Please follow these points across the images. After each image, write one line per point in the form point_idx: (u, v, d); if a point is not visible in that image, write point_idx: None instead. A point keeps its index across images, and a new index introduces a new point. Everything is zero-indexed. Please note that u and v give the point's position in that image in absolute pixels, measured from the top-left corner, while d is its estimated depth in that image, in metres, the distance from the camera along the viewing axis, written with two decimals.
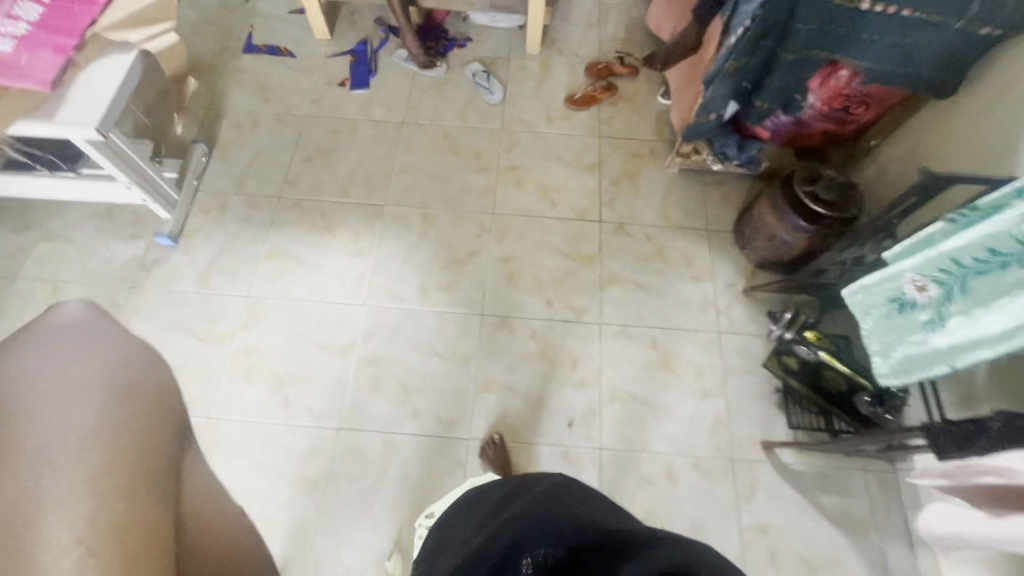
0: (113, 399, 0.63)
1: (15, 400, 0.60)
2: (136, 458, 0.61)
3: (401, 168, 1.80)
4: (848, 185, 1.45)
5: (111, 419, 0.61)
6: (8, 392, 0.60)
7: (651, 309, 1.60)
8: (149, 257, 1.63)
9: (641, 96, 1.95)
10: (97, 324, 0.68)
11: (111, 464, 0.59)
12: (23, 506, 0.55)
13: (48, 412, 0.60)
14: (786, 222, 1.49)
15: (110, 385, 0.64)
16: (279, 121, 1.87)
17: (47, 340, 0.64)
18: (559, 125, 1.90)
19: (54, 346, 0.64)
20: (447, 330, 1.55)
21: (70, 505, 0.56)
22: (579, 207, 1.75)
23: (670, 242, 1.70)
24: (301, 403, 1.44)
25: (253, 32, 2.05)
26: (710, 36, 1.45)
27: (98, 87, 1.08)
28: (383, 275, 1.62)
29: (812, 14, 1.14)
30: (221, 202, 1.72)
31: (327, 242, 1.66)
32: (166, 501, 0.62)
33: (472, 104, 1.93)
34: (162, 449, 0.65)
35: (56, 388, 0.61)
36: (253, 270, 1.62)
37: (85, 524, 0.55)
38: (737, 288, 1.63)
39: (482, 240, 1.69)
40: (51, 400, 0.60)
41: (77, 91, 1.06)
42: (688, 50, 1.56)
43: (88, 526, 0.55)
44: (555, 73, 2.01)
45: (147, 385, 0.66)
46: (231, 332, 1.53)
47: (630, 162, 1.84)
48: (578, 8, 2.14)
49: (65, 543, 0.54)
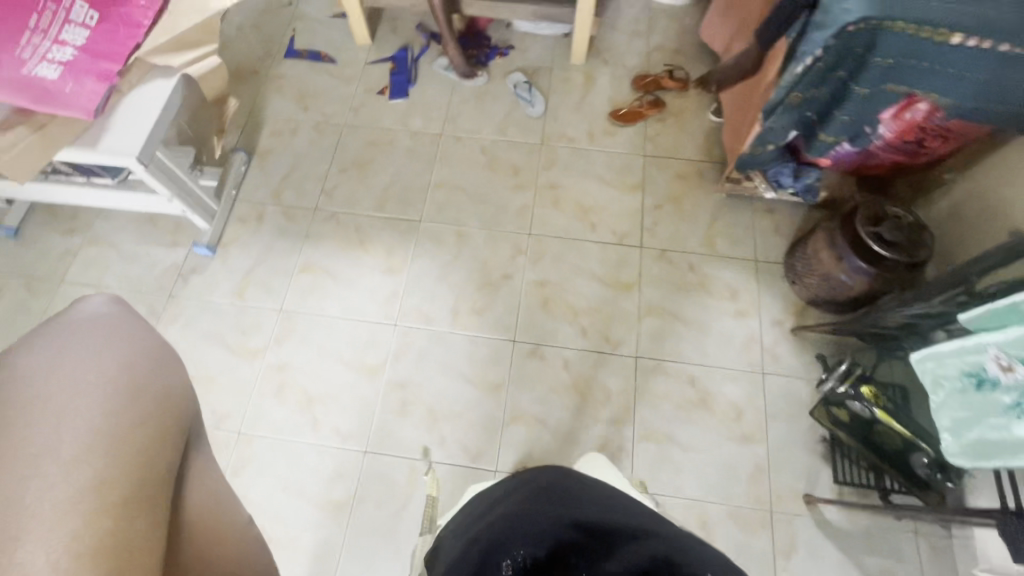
0: (120, 404, 0.66)
1: (25, 398, 0.63)
2: (135, 464, 0.64)
3: (437, 182, 1.76)
4: (917, 226, 1.33)
5: (113, 429, 0.64)
6: (16, 390, 0.64)
7: (691, 343, 1.53)
8: (187, 266, 1.64)
9: (690, 112, 1.86)
10: (117, 325, 0.73)
11: (111, 468, 0.62)
12: (17, 504, 0.57)
13: (60, 404, 0.63)
14: (844, 262, 1.38)
15: (119, 390, 0.67)
16: (318, 130, 1.86)
17: (66, 336, 0.69)
18: (602, 142, 1.83)
19: (71, 344, 0.68)
20: (478, 355, 1.51)
21: (60, 509, 0.57)
22: (619, 230, 1.68)
23: (714, 272, 1.62)
24: (329, 423, 1.44)
25: (295, 36, 2.04)
26: (772, 59, 1.35)
27: (142, 112, 1.06)
28: (415, 295, 1.60)
29: (892, 48, 1.04)
30: (258, 212, 1.72)
31: (360, 258, 1.65)
32: (156, 509, 0.64)
33: (512, 116, 1.87)
34: (161, 453, 0.68)
35: (70, 388, 0.65)
36: (287, 284, 1.62)
37: (74, 533, 0.56)
38: (784, 325, 1.54)
39: (516, 261, 1.64)
40: (65, 393, 0.64)
41: (121, 117, 1.05)
42: (747, 72, 1.46)
43: (69, 535, 0.56)
44: (600, 85, 1.92)
45: (155, 393, 0.70)
46: (264, 346, 1.54)
47: (676, 184, 1.75)
48: (627, 16, 2.05)
49: (55, 551, 0.55)
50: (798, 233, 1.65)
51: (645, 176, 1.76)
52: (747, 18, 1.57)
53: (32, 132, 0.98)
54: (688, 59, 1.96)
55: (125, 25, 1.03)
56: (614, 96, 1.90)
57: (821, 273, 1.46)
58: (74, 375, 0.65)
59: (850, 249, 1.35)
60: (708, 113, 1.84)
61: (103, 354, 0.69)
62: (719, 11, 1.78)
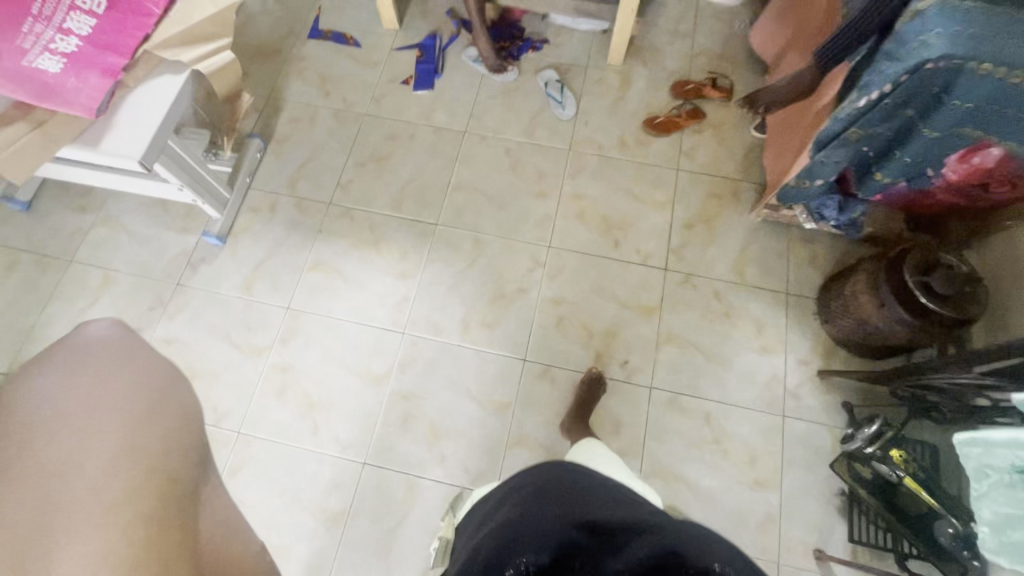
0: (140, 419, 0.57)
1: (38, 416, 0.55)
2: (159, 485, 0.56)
3: (457, 184, 1.69)
4: (970, 278, 1.23)
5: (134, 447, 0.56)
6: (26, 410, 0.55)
7: (709, 378, 1.45)
8: (196, 254, 1.61)
9: (730, 125, 1.74)
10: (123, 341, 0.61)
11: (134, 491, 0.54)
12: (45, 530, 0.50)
13: (74, 423, 0.55)
14: (884, 308, 1.29)
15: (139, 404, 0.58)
16: (337, 119, 1.79)
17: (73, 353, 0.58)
18: (633, 151, 1.72)
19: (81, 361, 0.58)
20: (486, 371, 1.46)
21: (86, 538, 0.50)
22: (643, 250, 1.60)
23: (740, 303, 1.53)
24: (330, 430, 1.41)
25: (320, 15, 1.95)
26: (830, 83, 1.24)
27: (147, 112, 1.03)
28: (426, 303, 1.54)
29: (973, 91, 0.93)
30: (271, 203, 1.67)
31: (372, 259, 1.60)
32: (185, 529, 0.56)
33: (540, 117, 1.78)
34: (185, 474, 0.60)
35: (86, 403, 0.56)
36: (296, 281, 1.57)
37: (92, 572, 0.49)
38: (811, 367, 1.46)
39: (533, 275, 1.57)
40: (73, 412, 0.55)
41: (125, 117, 1.02)
42: (798, 93, 1.35)
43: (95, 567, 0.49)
44: (636, 88, 1.81)
45: (175, 409, 0.61)
46: (269, 345, 1.50)
47: (709, 204, 1.65)
48: (672, 14, 1.91)
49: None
50: (836, 268, 1.55)
51: (676, 193, 1.66)
52: (807, 33, 1.44)
53: (31, 127, 0.95)
54: (733, 66, 1.82)
55: (134, 13, 0.95)
56: (650, 102, 1.78)
57: (856, 317, 1.37)
58: (80, 397, 0.56)
59: (891, 295, 1.26)
60: (750, 129, 1.72)
61: (110, 371, 0.58)
62: (774, 18, 1.64)
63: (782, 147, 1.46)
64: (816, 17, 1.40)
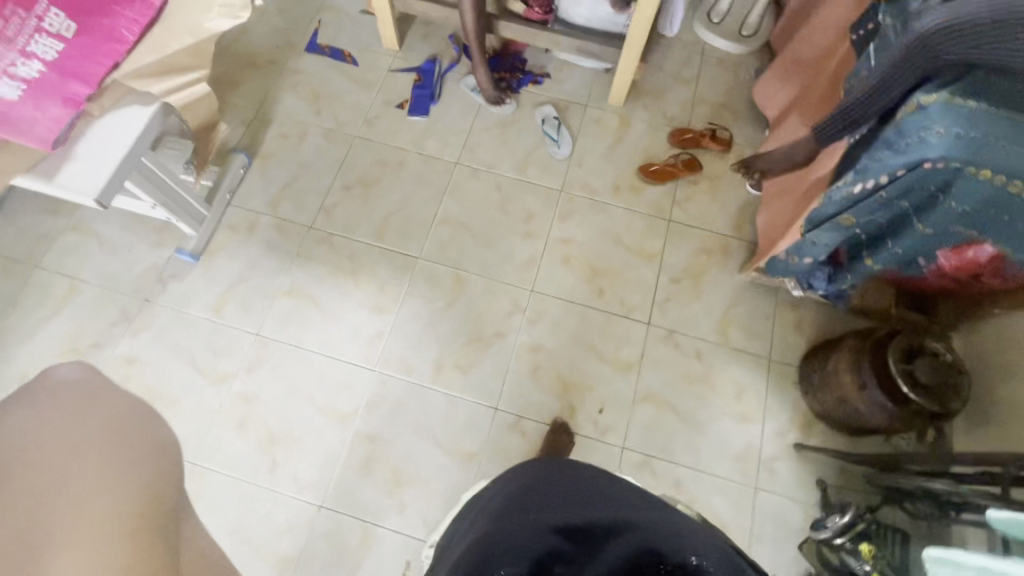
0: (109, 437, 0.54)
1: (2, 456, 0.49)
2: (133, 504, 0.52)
3: (444, 217, 1.65)
4: (953, 369, 1.21)
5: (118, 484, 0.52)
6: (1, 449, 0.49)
7: (683, 442, 1.42)
8: (167, 270, 1.55)
9: (726, 179, 1.71)
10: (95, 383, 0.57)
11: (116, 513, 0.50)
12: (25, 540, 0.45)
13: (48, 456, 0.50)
14: (864, 392, 1.26)
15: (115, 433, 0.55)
16: (327, 139, 1.74)
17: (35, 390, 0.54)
18: (626, 197, 1.69)
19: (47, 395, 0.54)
20: (455, 418, 1.42)
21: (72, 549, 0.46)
22: (627, 301, 1.56)
23: (721, 365, 1.50)
24: (288, 469, 1.36)
25: (320, 29, 1.91)
26: (828, 157, 1.22)
27: (113, 139, 1.03)
28: (400, 340, 1.50)
29: (969, 197, 0.93)
30: (250, 222, 1.62)
31: (349, 288, 1.55)
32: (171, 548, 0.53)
33: (534, 154, 1.74)
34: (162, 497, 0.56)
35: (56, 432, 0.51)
36: (268, 306, 1.53)
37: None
38: (787, 438, 1.43)
39: (513, 319, 1.53)
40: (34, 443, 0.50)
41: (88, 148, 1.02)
42: (796, 164, 1.32)
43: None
44: (635, 132, 1.77)
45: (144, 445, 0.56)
46: (233, 372, 1.45)
47: (698, 258, 1.62)
48: (676, 58, 1.88)
49: None
50: (821, 336, 1.52)
51: (665, 244, 1.63)
52: (809, 100, 1.41)
53: None
54: (734, 118, 1.80)
55: (107, 40, 0.91)
56: (648, 148, 1.75)
57: (836, 394, 1.33)
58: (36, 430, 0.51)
59: (873, 378, 1.23)
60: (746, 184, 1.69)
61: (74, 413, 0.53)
62: (778, 76, 1.61)
63: (775, 212, 1.44)
64: (821, 85, 1.37)
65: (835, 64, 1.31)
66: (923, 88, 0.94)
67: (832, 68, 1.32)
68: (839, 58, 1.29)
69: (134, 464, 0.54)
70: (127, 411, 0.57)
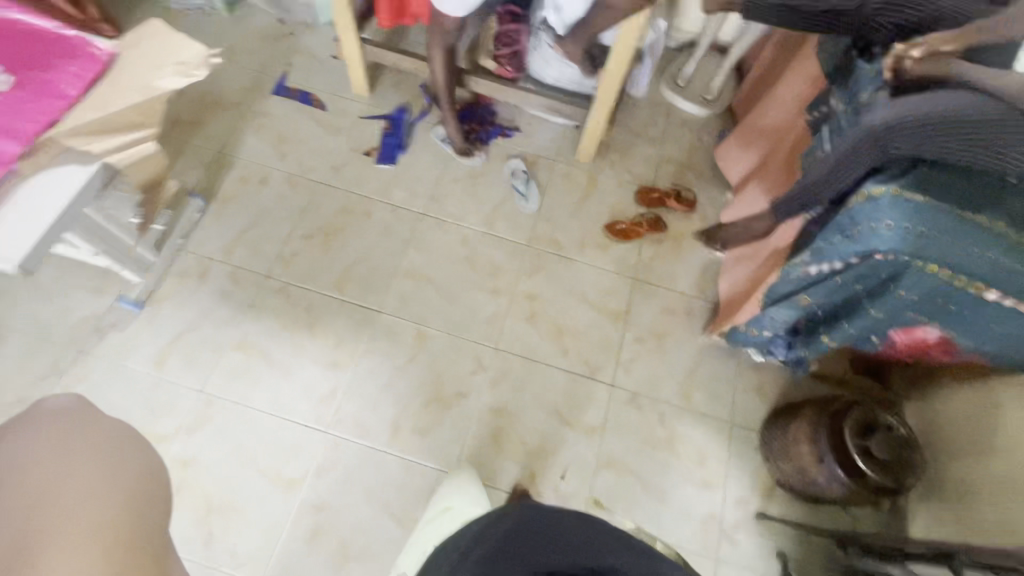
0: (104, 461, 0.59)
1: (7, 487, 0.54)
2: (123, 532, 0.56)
3: (408, 269, 1.62)
4: (906, 443, 1.24)
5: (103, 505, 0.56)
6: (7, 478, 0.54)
7: (645, 510, 1.38)
8: (106, 319, 1.46)
9: (690, 239, 1.74)
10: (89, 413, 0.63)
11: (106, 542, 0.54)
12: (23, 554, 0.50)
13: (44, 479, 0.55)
14: (823, 466, 1.26)
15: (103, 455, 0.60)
16: (290, 184, 1.70)
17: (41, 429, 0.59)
18: (592, 254, 1.69)
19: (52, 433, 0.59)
20: (410, 484, 1.35)
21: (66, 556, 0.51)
22: (591, 361, 1.55)
23: (684, 428, 1.49)
24: (226, 541, 1.27)
25: (289, 71, 1.89)
26: (786, 232, 1.26)
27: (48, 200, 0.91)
28: (356, 399, 1.44)
29: (916, 286, 0.96)
30: (203, 269, 1.55)
31: (304, 342, 1.49)
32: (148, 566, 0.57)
33: (502, 208, 1.74)
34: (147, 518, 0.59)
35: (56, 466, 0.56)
36: (216, 360, 1.44)
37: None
38: (748, 506, 1.41)
39: (475, 378, 1.49)
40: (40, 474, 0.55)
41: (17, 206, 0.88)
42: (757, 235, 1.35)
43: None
44: (602, 189, 1.79)
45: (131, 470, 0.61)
46: (172, 433, 1.36)
47: (662, 318, 1.62)
48: (643, 118, 1.93)
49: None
50: (781, 400, 1.52)
51: (630, 303, 1.63)
52: (767, 172, 1.46)
53: None
54: (698, 178, 1.84)
55: (44, 94, 0.88)
56: (614, 205, 1.77)
57: (796, 465, 1.33)
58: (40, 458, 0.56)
59: (830, 450, 1.24)
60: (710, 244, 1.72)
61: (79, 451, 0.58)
62: (738, 143, 1.67)
63: (735, 277, 1.47)
64: (777, 159, 1.42)
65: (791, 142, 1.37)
66: (871, 180, 0.98)
67: (789, 145, 1.38)
68: (795, 137, 1.35)
69: (125, 478, 0.60)
70: (117, 437, 0.62)
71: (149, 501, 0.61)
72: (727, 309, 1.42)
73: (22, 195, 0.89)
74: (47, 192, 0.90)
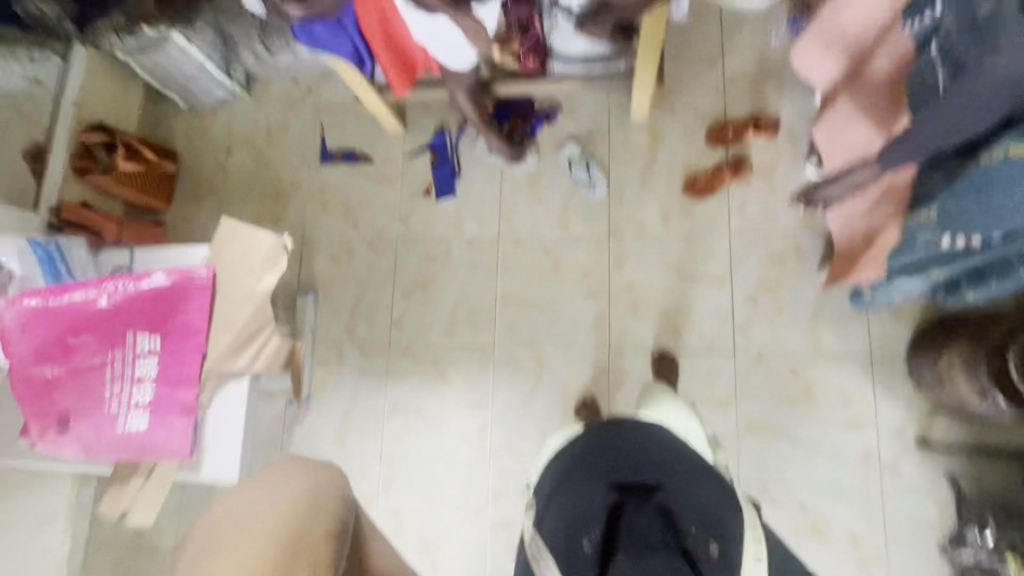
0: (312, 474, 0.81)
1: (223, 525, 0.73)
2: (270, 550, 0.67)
3: (504, 297, 1.69)
4: None
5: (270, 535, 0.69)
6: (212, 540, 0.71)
7: (797, 464, 1.45)
8: (287, 418, 1.74)
9: (781, 168, 1.58)
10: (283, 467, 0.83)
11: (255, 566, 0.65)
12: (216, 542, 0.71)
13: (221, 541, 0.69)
14: (985, 398, 1.18)
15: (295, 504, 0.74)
16: (372, 250, 1.80)
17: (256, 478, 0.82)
18: (677, 222, 1.62)
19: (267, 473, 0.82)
20: None
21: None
22: (709, 336, 1.54)
23: (821, 377, 1.47)
24: (448, 565, 1.58)
25: (325, 134, 1.92)
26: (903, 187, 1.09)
27: (224, 428, 1.03)
28: (504, 430, 1.62)
29: None
30: (337, 353, 1.76)
31: (442, 392, 1.67)
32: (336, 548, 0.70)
33: (572, 204, 1.69)
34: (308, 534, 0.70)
35: (263, 501, 0.75)
36: (380, 427, 1.69)
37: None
38: (906, 435, 1.41)
39: (600, 383, 1.59)
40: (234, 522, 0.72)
41: (209, 438, 1.03)
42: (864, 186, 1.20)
43: None
44: (668, 145, 1.66)
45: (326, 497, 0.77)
46: (374, 494, 1.66)
47: (770, 269, 1.54)
48: (692, 39, 1.69)
49: None
50: (925, 320, 1.44)
51: (733, 262, 1.56)
52: (865, 87, 1.22)
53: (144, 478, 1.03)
54: (775, 90, 1.62)
55: (186, 334, 1.03)
56: (687, 158, 1.64)
57: (954, 398, 1.27)
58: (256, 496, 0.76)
59: (993, 383, 1.14)
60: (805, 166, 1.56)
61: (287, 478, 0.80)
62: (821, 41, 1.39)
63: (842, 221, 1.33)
64: (875, 75, 1.18)
65: (891, 55, 1.13)
66: (1011, 133, 0.82)
67: (890, 59, 1.14)
68: (896, 50, 1.11)
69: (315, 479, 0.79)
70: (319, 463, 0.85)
71: (304, 516, 0.72)
72: (844, 260, 1.32)
73: (209, 426, 1.04)
74: (222, 424, 1.03)
